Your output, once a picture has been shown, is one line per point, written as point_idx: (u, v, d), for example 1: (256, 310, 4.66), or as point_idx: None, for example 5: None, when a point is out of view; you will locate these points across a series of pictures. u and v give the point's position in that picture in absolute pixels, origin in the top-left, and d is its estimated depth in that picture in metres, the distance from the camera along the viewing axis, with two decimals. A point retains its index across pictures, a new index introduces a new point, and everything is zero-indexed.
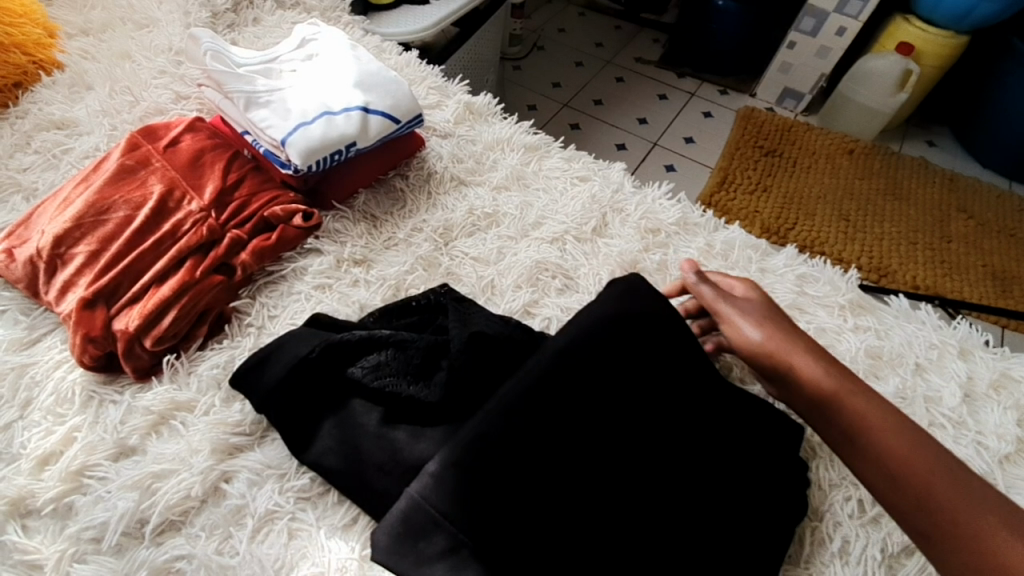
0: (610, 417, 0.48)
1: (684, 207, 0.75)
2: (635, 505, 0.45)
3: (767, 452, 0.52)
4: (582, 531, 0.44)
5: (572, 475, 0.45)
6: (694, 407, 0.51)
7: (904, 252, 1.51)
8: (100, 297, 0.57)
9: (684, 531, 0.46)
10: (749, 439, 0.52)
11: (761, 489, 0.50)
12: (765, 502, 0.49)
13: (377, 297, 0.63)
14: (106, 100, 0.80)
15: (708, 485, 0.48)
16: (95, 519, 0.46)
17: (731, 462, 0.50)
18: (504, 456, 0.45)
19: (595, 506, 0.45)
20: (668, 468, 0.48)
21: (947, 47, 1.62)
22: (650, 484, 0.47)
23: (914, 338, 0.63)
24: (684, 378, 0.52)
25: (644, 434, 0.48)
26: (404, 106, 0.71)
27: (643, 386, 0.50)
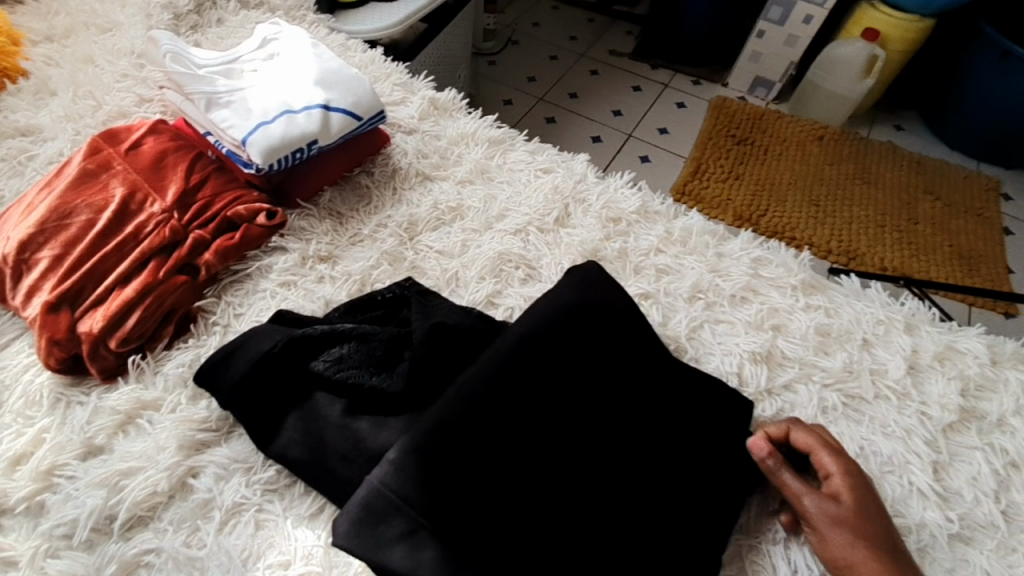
0: (563, 406, 0.50)
1: (644, 196, 0.76)
2: (585, 491, 0.47)
3: (717, 431, 0.54)
4: (534, 516, 0.45)
5: (526, 462, 0.47)
6: (647, 394, 0.53)
7: (872, 235, 1.55)
8: (64, 300, 0.57)
9: (634, 514, 0.48)
10: (699, 420, 0.54)
11: (709, 470, 0.52)
12: (712, 480, 0.51)
13: (342, 293, 0.64)
14: (69, 105, 0.80)
15: (658, 469, 0.50)
16: (66, 516, 0.47)
17: (681, 444, 0.52)
18: (462, 445, 0.46)
19: (546, 492, 0.46)
20: (619, 454, 0.50)
21: (912, 31, 1.66)
22: (601, 470, 0.49)
23: (863, 315, 0.65)
24: (636, 366, 0.54)
25: (597, 422, 0.50)
26: (365, 103, 0.72)
27: (596, 374, 0.52)
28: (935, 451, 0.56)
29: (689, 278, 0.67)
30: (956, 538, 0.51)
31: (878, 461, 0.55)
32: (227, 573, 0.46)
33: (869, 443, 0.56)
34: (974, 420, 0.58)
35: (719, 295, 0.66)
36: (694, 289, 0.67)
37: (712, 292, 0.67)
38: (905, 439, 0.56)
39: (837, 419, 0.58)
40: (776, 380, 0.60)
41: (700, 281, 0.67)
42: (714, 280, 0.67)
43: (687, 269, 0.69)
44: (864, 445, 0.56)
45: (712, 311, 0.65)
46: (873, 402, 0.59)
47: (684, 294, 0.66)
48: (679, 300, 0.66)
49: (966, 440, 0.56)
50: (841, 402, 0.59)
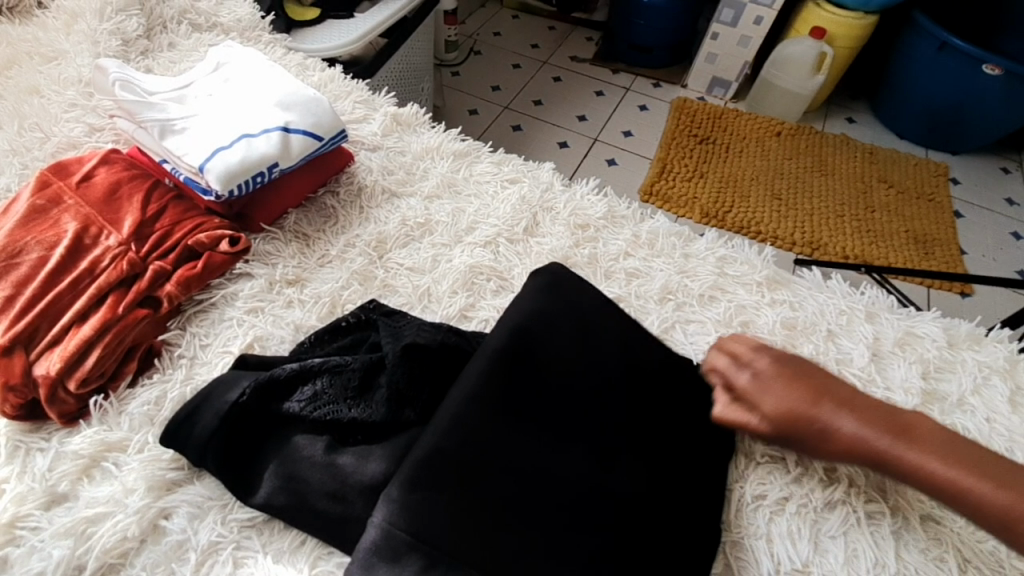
0: (552, 411, 0.50)
1: (611, 201, 0.77)
2: (595, 483, 0.48)
3: (698, 421, 0.56)
4: (546, 525, 0.45)
5: (526, 472, 0.46)
6: (631, 388, 0.54)
7: (833, 225, 1.60)
8: (17, 344, 0.54)
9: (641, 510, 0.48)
10: (682, 410, 0.56)
11: (696, 460, 0.53)
12: (701, 471, 0.53)
13: (312, 316, 0.63)
14: (13, 138, 0.77)
15: (655, 463, 0.51)
16: (30, 570, 0.45)
17: (670, 437, 0.53)
18: (460, 464, 0.45)
19: (554, 502, 0.46)
20: (617, 453, 0.50)
21: (857, 28, 1.72)
22: (602, 468, 0.49)
23: (826, 306, 0.67)
24: (618, 364, 0.55)
25: (587, 422, 0.51)
26: (325, 123, 0.71)
27: (578, 376, 0.53)
28: None
29: (658, 281, 0.68)
30: (928, 517, 0.53)
31: None
32: None
33: None
34: (936, 401, 0.60)
35: (688, 295, 0.68)
36: (664, 291, 0.68)
37: (681, 293, 0.68)
38: None
39: None
40: None
41: (670, 283, 0.68)
42: (683, 281, 0.69)
43: (656, 271, 0.70)
44: None
45: (683, 312, 0.66)
46: None
47: (655, 296, 0.67)
48: (651, 302, 0.67)
49: None
50: None
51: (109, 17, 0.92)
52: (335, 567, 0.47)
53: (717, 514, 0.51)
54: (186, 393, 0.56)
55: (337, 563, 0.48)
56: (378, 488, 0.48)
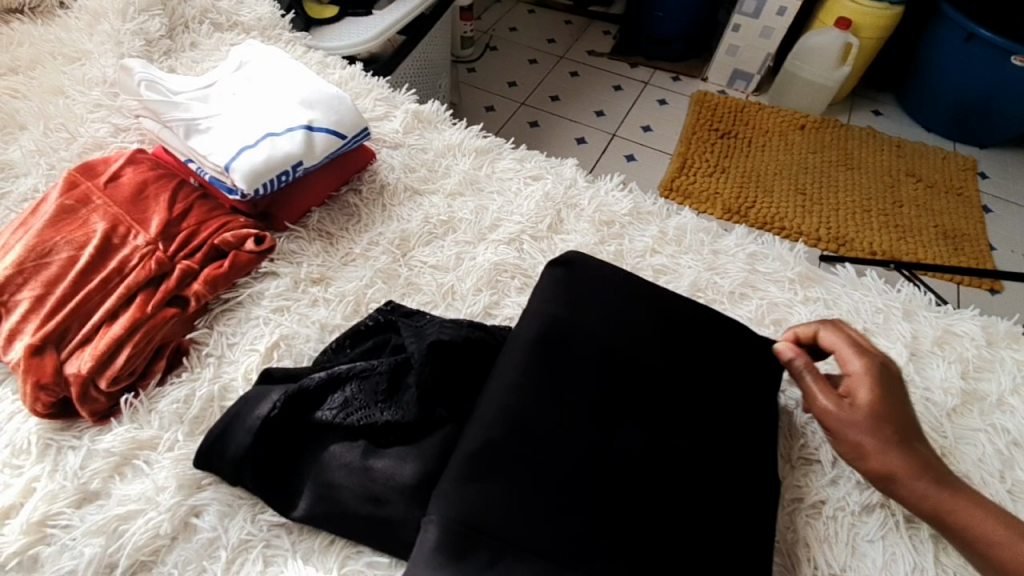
0: (593, 395, 0.49)
1: (636, 197, 0.76)
2: (645, 467, 0.47)
3: (742, 398, 0.53)
4: (599, 509, 0.44)
5: (574, 460, 0.46)
6: (669, 368, 0.53)
7: (860, 220, 1.56)
8: (48, 342, 0.55)
9: (692, 489, 0.47)
10: (724, 385, 0.54)
11: (745, 442, 0.51)
12: (749, 451, 0.51)
13: (337, 315, 0.63)
14: (41, 138, 0.77)
15: (704, 442, 0.50)
16: (62, 568, 0.45)
17: (715, 414, 0.52)
18: (507, 457, 0.45)
19: (605, 486, 0.45)
20: (661, 435, 0.49)
21: (883, 18, 1.67)
22: (648, 450, 0.48)
23: (861, 304, 0.66)
24: (652, 343, 0.54)
25: (630, 402, 0.50)
26: (348, 121, 0.71)
27: (616, 359, 0.52)
28: (942, 435, 0.56)
29: (687, 278, 0.67)
30: None
31: None
32: None
33: None
34: (977, 401, 0.58)
35: (718, 292, 0.66)
36: (692, 288, 0.66)
37: (711, 291, 0.66)
38: None
39: None
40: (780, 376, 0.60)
41: (698, 281, 0.67)
42: (712, 278, 0.67)
43: (684, 268, 0.68)
44: None
45: (713, 310, 0.65)
46: None
47: (684, 294, 0.66)
48: None
49: (971, 422, 0.56)
50: None
51: (132, 18, 0.93)
52: (364, 567, 0.48)
53: (771, 500, 0.49)
54: (214, 392, 0.56)
55: (367, 562, 0.48)
56: (419, 494, 0.48)
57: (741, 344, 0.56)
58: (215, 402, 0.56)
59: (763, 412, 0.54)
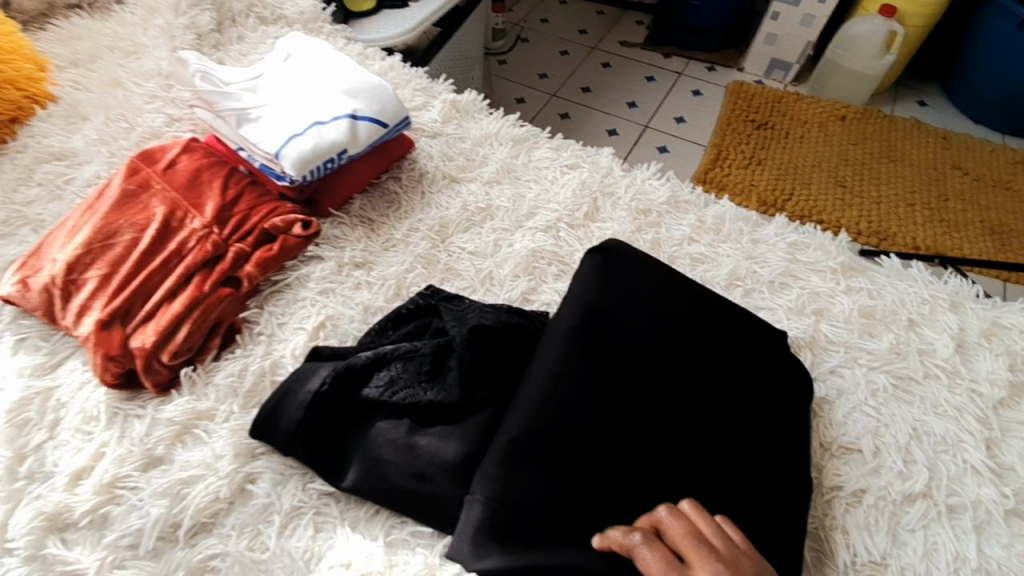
0: (631, 383, 0.51)
1: (673, 186, 0.76)
2: (682, 455, 0.48)
3: (779, 395, 0.54)
4: (637, 495, 0.46)
5: (613, 447, 0.47)
6: (705, 358, 0.54)
7: (902, 214, 1.51)
8: (115, 318, 0.59)
9: (725, 475, 0.48)
10: (759, 376, 0.54)
11: (778, 431, 0.52)
12: (785, 446, 0.51)
13: (380, 297, 0.65)
14: (102, 128, 0.82)
15: (738, 431, 0.51)
16: (131, 526, 0.49)
17: (749, 405, 0.52)
18: (548, 443, 0.47)
19: (642, 472, 0.47)
20: (696, 421, 0.50)
21: (930, 4, 1.62)
22: (683, 436, 0.49)
23: (906, 295, 0.65)
24: (689, 333, 0.55)
25: (668, 390, 0.51)
26: (391, 110, 0.73)
27: (654, 348, 0.53)
28: (986, 427, 0.55)
29: (725, 267, 0.67)
30: (1014, 513, 0.50)
31: (931, 441, 0.54)
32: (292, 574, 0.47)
33: (921, 424, 0.55)
34: None
35: (757, 281, 0.66)
36: (731, 277, 0.66)
37: (750, 279, 0.66)
38: (956, 417, 0.55)
39: (887, 401, 0.57)
40: (820, 365, 0.59)
41: (736, 269, 0.67)
42: (751, 267, 0.67)
43: (722, 257, 0.68)
44: (916, 426, 0.55)
45: (751, 298, 0.64)
46: (922, 382, 0.58)
47: (722, 282, 0.66)
48: (716, 288, 0.65)
49: (1018, 416, 0.55)
50: (891, 384, 0.58)
51: (184, 12, 0.96)
52: (408, 536, 0.50)
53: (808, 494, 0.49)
54: (265, 367, 0.59)
55: (410, 531, 0.50)
56: (461, 469, 0.50)
57: (776, 345, 0.57)
58: (266, 377, 0.58)
59: (800, 409, 0.54)
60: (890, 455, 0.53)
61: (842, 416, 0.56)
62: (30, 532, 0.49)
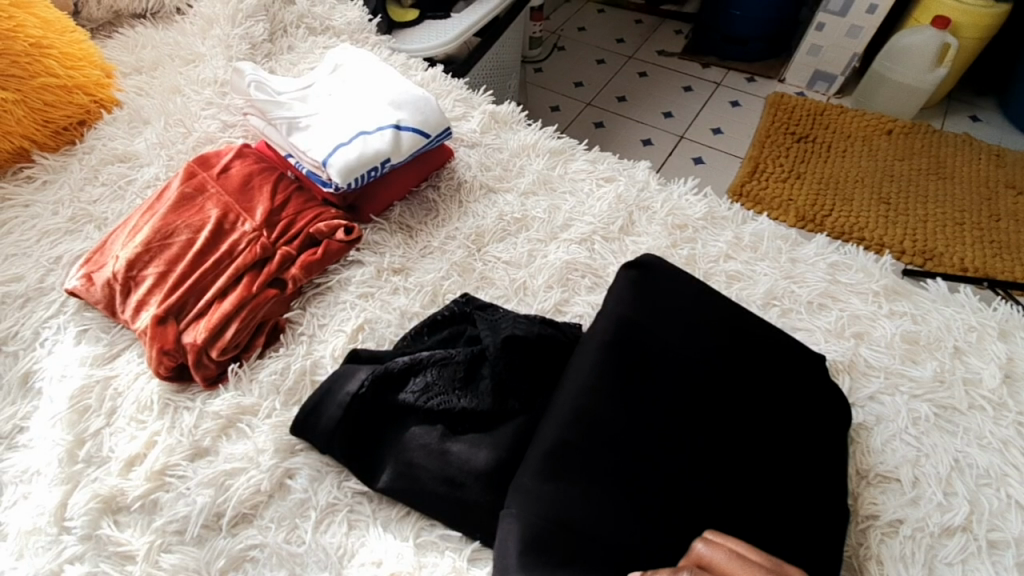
0: (665, 398, 0.51)
1: (711, 202, 0.76)
2: (717, 477, 0.48)
3: (814, 419, 0.53)
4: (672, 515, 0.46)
5: (646, 464, 0.48)
6: (740, 376, 0.54)
7: (950, 234, 1.46)
8: (170, 314, 0.62)
9: (766, 493, 0.48)
10: (794, 400, 0.54)
11: (814, 457, 0.51)
12: (820, 470, 0.50)
13: (416, 303, 0.67)
14: (162, 132, 0.87)
15: (775, 449, 0.50)
16: (178, 513, 0.51)
17: (786, 422, 0.52)
18: (582, 455, 0.48)
19: (677, 492, 0.47)
20: (733, 437, 0.50)
21: (987, 17, 1.56)
22: (720, 451, 0.49)
23: (951, 321, 0.63)
24: (724, 352, 0.55)
25: (702, 410, 0.51)
26: (432, 120, 0.75)
27: (688, 367, 0.53)
28: None
29: (762, 285, 0.66)
30: None
31: (973, 473, 0.52)
32: (326, 568, 0.49)
33: (963, 455, 0.53)
34: None
35: (795, 301, 0.65)
36: (768, 295, 0.66)
37: (787, 299, 0.65)
38: (1001, 450, 0.54)
39: (928, 430, 0.55)
40: (858, 391, 0.58)
41: (773, 288, 0.66)
42: (790, 286, 0.66)
43: (759, 275, 0.68)
44: (958, 457, 0.53)
45: (789, 318, 0.64)
46: (967, 412, 0.56)
47: (758, 300, 0.65)
48: (752, 306, 0.65)
49: None
50: (934, 413, 0.56)
51: (239, 23, 1.01)
52: (437, 538, 0.51)
53: (843, 521, 0.48)
54: (306, 367, 0.61)
55: (439, 534, 0.51)
56: (492, 476, 0.51)
57: (811, 368, 0.56)
58: (307, 376, 0.61)
59: (835, 434, 0.53)
60: (930, 487, 0.52)
61: (880, 444, 0.54)
62: (86, 513, 0.52)
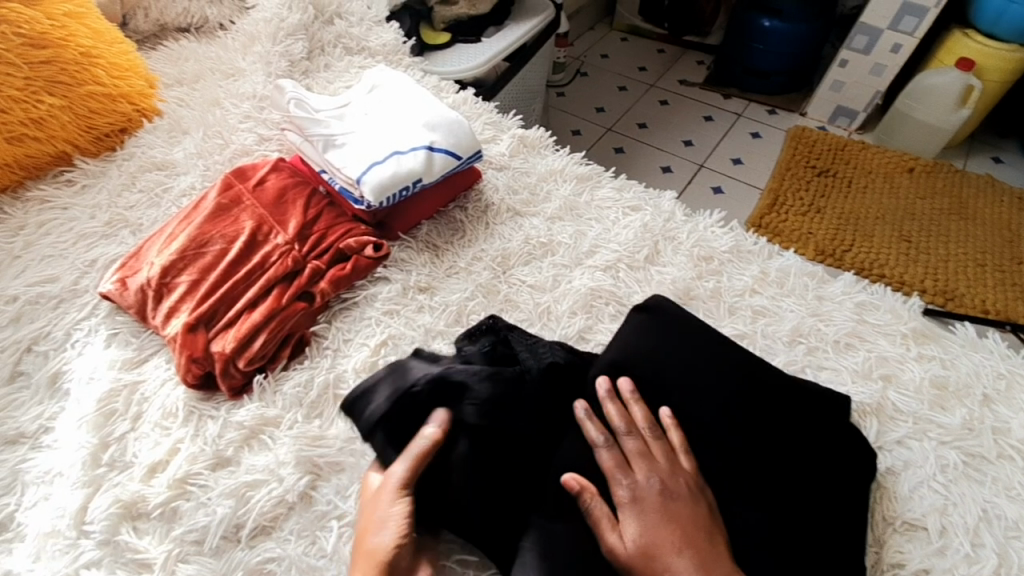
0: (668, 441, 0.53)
1: (737, 235, 0.76)
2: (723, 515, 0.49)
3: (840, 464, 0.53)
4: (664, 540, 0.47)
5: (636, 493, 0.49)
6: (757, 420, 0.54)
7: (972, 274, 1.45)
8: (200, 322, 0.63)
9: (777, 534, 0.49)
10: (817, 444, 0.53)
11: (834, 503, 0.51)
12: (841, 517, 0.50)
13: (440, 322, 0.68)
14: (200, 143, 0.89)
15: (795, 489, 0.51)
16: (198, 522, 0.52)
17: (805, 465, 0.52)
18: (584, 491, 0.50)
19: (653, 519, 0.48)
20: (741, 477, 0.51)
21: (1010, 61, 1.57)
22: (724, 489, 0.51)
23: (981, 368, 0.62)
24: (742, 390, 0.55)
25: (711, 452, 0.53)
26: (464, 143, 0.77)
27: (702, 406, 0.54)
28: None
29: (788, 322, 0.66)
30: None
31: (1002, 526, 0.51)
32: None
33: (992, 506, 0.52)
34: None
35: (821, 339, 0.65)
36: (794, 332, 0.65)
37: (814, 337, 0.65)
38: None
39: (957, 478, 0.54)
40: (886, 435, 0.57)
41: (800, 325, 0.66)
42: (816, 324, 0.66)
43: (785, 312, 0.67)
44: (987, 508, 0.52)
45: (815, 357, 0.63)
46: (996, 462, 0.55)
47: (783, 337, 0.65)
48: (778, 342, 0.65)
49: None
50: (962, 460, 0.55)
51: (280, 40, 1.04)
52: (454, 563, 0.50)
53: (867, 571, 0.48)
54: (329, 380, 0.61)
55: (456, 560, 0.50)
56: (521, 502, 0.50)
57: (835, 410, 0.56)
58: (330, 389, 0.61)
59: (861, 479, 0.53)
60: (958, 537, 0.50)
61: (908, 491, 0.53)
62: (107, 517, 0.52)
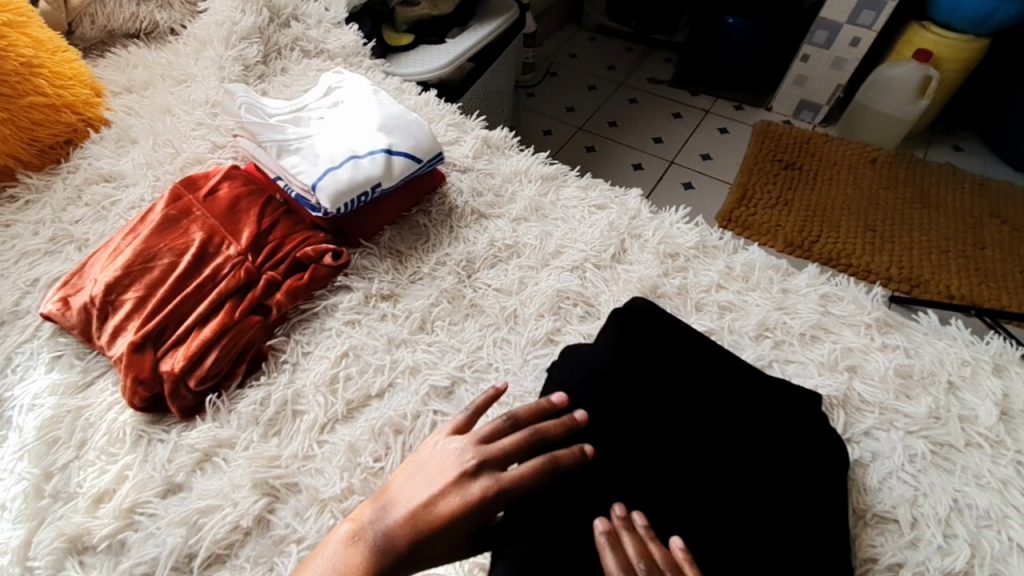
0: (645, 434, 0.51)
1: (702, 231, 0.76)
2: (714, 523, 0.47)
3: (810, 458, 0.52)
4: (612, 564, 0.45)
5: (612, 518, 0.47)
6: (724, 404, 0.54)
7: (935, 261, 1.48)
8: (147, 340, 0.60)
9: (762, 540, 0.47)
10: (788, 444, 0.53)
11: (811, 495, 0.50)
12: (820, 511, 0.49)
13: (404, 330, 0.66)
14: (149, 153, 0.85)
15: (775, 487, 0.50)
16: (147, 554, 0.49)
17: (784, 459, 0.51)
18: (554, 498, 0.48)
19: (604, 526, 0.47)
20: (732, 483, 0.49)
21: (966, 51, 1.61)
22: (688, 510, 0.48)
23: (945, 355, 0.62)
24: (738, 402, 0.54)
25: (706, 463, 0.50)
26: (425, 145, 0.75)
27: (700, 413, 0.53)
28: None
29: (755, 316, 0.66)
30: None
31: (973, 514, 0.51)
32: None
33: (963, 496, 0.52)
34: None
35: (788, 333, 0.65)
36: (760, 326, 0.65)
37: (780, 330, 0.65)
38: (1001, 491, 0.53)
39: (926, 469, 0.54)
40: (854, 426, 0.57)
41: (766, 321, 0.65)
42: (782, 317, 0.66)
43: (752, 306, 0.67)
44: (957, 497, 0.52)
45: (782, 350, 0.63)
46: (964, 450, 0.55)
47: (751, 332, 0.65)
48: (745, 337, 0.64)
49: None
50: (930, 450, 0.55)
51: (233, 45, 1.00)
52: None
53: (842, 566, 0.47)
54: (287, 396, 0.59)
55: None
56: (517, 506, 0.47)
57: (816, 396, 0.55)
58: (287, 406, 0.59)
59: (833, 474, 0.52)
60: (930, 529, 0.50)
61: (878, 483, 0.53)
62: (51, 552, 0.49)
